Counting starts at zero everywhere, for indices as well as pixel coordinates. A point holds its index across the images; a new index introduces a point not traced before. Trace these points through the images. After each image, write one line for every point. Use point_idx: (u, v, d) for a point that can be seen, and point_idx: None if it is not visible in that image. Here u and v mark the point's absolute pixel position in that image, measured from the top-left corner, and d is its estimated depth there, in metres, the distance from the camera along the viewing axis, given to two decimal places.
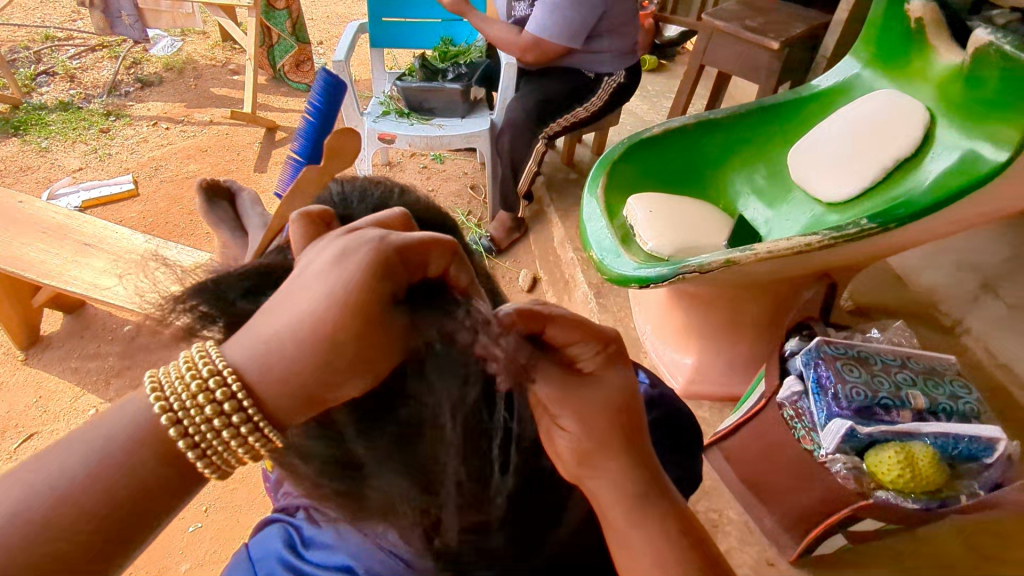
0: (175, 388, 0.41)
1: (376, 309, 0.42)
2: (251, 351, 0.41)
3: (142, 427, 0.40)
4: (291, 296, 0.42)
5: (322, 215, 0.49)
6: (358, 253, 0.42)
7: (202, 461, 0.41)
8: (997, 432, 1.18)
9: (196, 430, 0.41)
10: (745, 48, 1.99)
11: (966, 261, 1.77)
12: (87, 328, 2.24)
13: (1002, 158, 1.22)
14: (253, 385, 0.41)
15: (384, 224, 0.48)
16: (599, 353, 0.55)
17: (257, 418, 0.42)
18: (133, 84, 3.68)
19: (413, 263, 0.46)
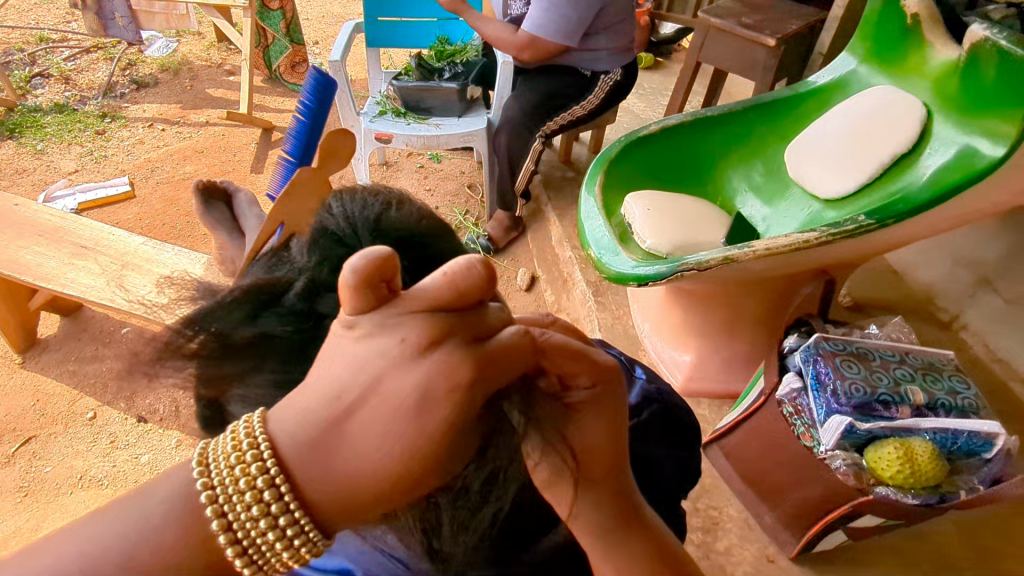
0: (222, 474, 0.38)
1: (457, 439, 0.39)
2: (310, 444, 0.37)
3: (185, 519, 0.37)
4: (358, 404, 0.37)
5: (382, 268, 0.37)
6: (443, 393, 0.37)
7: (242, 561, 0.38)
8: (996, 427, 1.17)
9: (242, 528, 0.38)
10: (740, 45, 1.99)
11: (963, 256, 1.78)
12: (84, 331, 2.24)
13: (999, 153, 1.23)
14: (306, 486, 0.38)
15: (457, 284, 0.38)
16: (590, 389, 0.49)
17: (305, 521, 0.38)
18: (128, 85, 3.67)
19: (503, 375, 0.40)
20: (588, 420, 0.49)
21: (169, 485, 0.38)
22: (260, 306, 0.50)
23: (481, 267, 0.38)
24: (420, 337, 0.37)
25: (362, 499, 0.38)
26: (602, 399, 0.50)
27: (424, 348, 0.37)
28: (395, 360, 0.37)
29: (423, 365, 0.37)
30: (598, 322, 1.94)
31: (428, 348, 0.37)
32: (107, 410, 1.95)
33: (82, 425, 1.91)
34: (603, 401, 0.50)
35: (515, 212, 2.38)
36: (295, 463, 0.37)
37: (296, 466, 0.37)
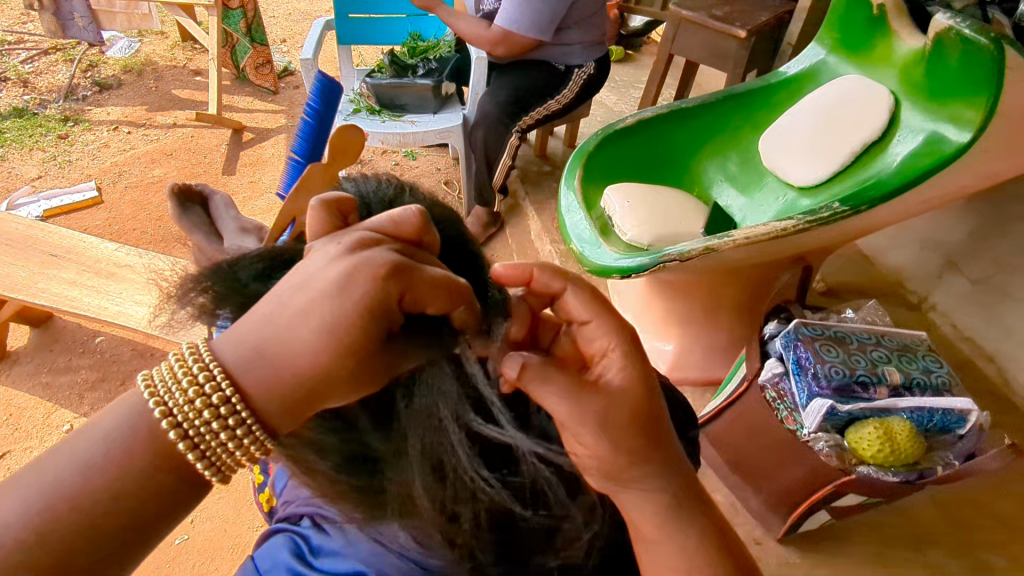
0: (171, 391, 0.44)
1: (377, 336, 0.44)
2: (244, 357, 0.44)
3: (145, 433, 0.43)
4: (286, 305, 0.43)
5: (339, 204, 0.49)
6: (362, 287, 0.42)
7: (202, 462, 0.44)
8: (969, 404, 1.22)
9: (194, 429, 0.44)
10: (712, 37, 2.01)
11: (929, 240, 1.83)
12: (56, 341, 2.17)
13: (966, 138, 1.27)
14: (248, 389, 0.44)
15: (397, 229, 0.48)
16: (616, 362, 0.58)
17: (250, 422, 0.44)
18: (91, 87, 3.57)
19: (422, 288, 0.45)
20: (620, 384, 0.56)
21: (127, 406, 0.44)
22: (276, 266, 0.52)
23: (418, 213, 0.48)
24: (351, 242, 0.45)
25: (293, 398, 0.44)
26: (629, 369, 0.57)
27: (351, 250, 0.44)
28: (326, 261, 0.44)
29: (346, 262, 0.43)
30: None
31: (354, 248, 0.44)
32: (84, 422, 1.91)
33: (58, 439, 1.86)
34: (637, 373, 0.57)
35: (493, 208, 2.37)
36: (237, 370, 0.43)
37: (237, 372, 0.44)
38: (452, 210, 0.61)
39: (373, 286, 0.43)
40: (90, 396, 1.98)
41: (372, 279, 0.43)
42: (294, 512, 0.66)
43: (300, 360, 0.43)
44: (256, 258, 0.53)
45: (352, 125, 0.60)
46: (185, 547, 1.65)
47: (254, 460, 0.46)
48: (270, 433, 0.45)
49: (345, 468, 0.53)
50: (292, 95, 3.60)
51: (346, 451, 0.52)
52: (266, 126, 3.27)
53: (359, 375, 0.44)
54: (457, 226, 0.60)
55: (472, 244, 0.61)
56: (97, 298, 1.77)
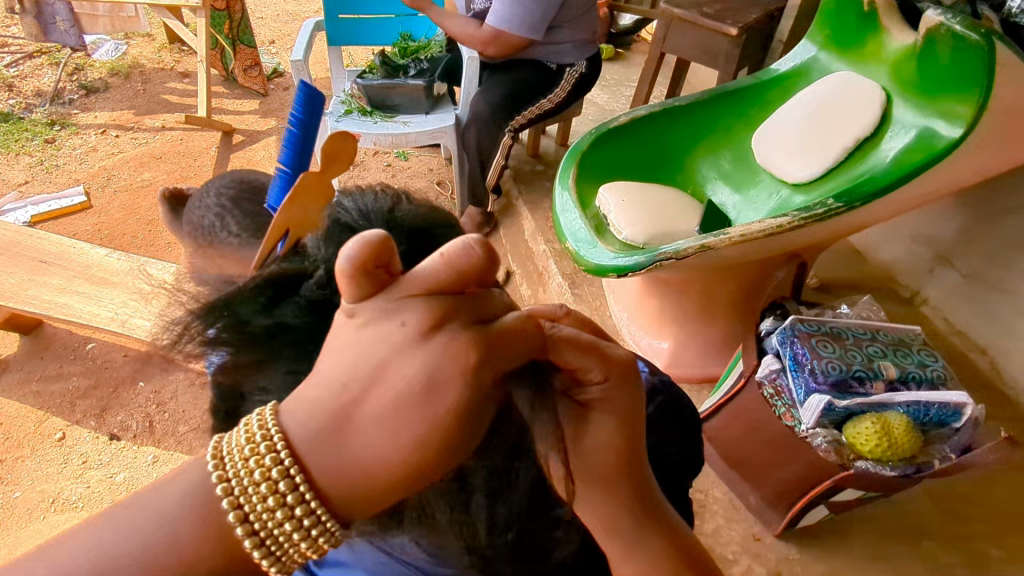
0: (237, 469, 0.36)
1: (473, 409, 0.37)
2: (320, 437, 0.36)
3: (204, 526, 0.36)
4: (365, 378, 0.36)
5: (379, 253, 0.36)
6: (456, 361, 0.36)
7: (264, 557, 0.36)
8: (964, 398, 1.22)
9: (259, 517, 0.36)
10: (703, 34, 2.01)
11: (920, 234, 1.84)
12: (46, 349, 2.14)
13: (957, 134, 1.28)
14: (328, 471, 0.36)
15: (462, 271, 0.37)
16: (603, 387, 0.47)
17: (319, 511, 0.36)
18: (77, 91, 3.53)
19: (508, 339, 0.39)
20: (600, 417, 0.47)
21: (183, 486, 0.37)
22: (276, 296, 0.51)
23: (480, 247, 0.37)
24: (407, 295, 0.37)
25: (381, 484, 0.37)
26: (616, 397, 0.48)
27: (419, 306, 0.37)
28: (408, 327, 0.36)
29: (422, 321, 0.36)
30: None
31: (418, 302, 0.37)
32: (76, 430, 1.89)
33: (50, 447, 1.84)
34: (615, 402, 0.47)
35: (487, 208, 2.36)
36: (311, 453, 0.36)
37: (307, 455, 0.36)
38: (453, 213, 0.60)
39: (464, 352, 0.36)
40: (82, 403, 1.96)
41: (459, 343, 0.36)
42: None
43: (387, 446, 0.36)
44: (256, 290, 0.51)
45: (346, 131, 0.52)
46: None
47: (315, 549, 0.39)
48: (343, 525, 0.38)
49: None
50: (282, 96, 3.58)
51: None
52: (256, 129, 3.25)
53: (458, 450, 0.38)
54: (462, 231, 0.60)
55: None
56: (89, 305, 1.75)
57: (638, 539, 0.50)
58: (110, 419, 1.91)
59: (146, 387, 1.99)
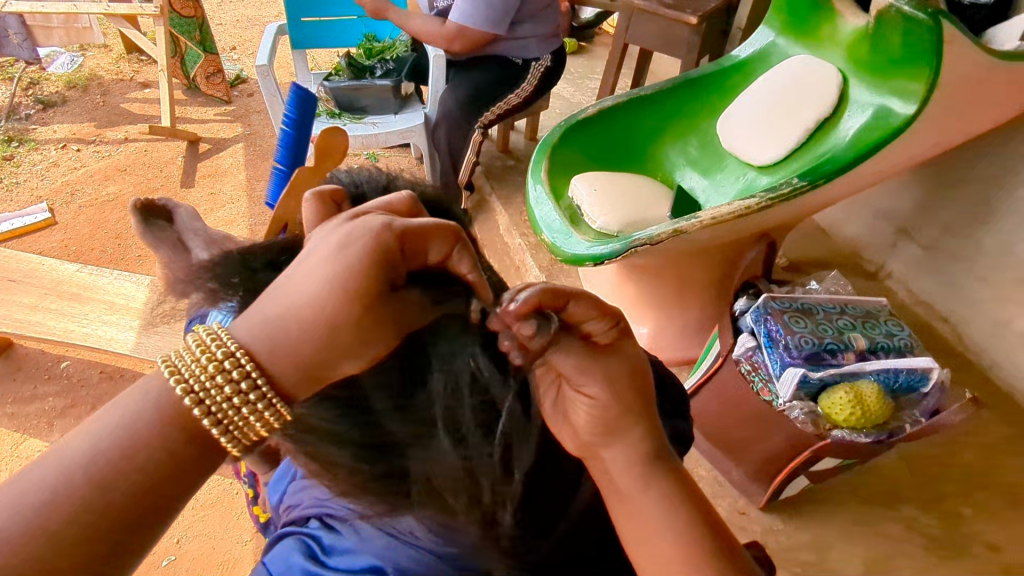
0: (192, 370, 0.47)
1: (381, 288, 0.48)
2: (258, 331, 0.47)
3: (167, 418, 0.46)
4: (296, 276, 0.47)
5: (333, 196, 0.55)
6: (361, 242, 0.48)
7: (225, 435, 0.47)
8: (929, 363, 1.28)
9: (215, 403, 0.47)
10: (664, 25, 2.05)
11: (880, 210, 1.90)
12: (18, 370, 2.09)
13: (911, 111, 1.34)
14: (265, 356, 0.47)
15: (392, 208, 0.53)
16: (611, 329, 0.60)
17: (269, 393, 0.47)
18: (33, 106, 3.44)
19: (419, 236, 0.51)
20: (619, 351, 0.61)
21: (136, 399, 0.47)
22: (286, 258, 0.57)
23: (408, 197, 0.55)
24: (349, 214, 0.51)
25: (310, 359, 0.47)
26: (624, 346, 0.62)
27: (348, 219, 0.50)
28: (326, 232, 0.49)
29: (348, 225, 0.49)
30: None
31: (355, 217, 0.50)
32: None
33: None
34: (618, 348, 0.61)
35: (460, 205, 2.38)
36: (261, 350, 0.47)
37: (259, 351, 0.47)
38: (440, 195, 0.66)
39: (373, 241, 0.48)
40: (59, 423, 1.92)
41: (374, 230, 0.48)
42: (300, 515, 0.67)
43: (310, 312, 0.46)
44: (266, 249, 0.58)
45: (338, 130, 0.72)
46: (175, 567, 1.63)
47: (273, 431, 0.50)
48: (288, 401, 0.48)
49: (364, 457, 0.54)
50: (247, 103, 3.53)
51: (365, 442, 0.54)
52: (222, 137, 3.20)
53: (377, 321, 0.48)
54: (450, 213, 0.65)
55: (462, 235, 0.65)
56: (62, 322, 1.73)
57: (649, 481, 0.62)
58: None
59: None
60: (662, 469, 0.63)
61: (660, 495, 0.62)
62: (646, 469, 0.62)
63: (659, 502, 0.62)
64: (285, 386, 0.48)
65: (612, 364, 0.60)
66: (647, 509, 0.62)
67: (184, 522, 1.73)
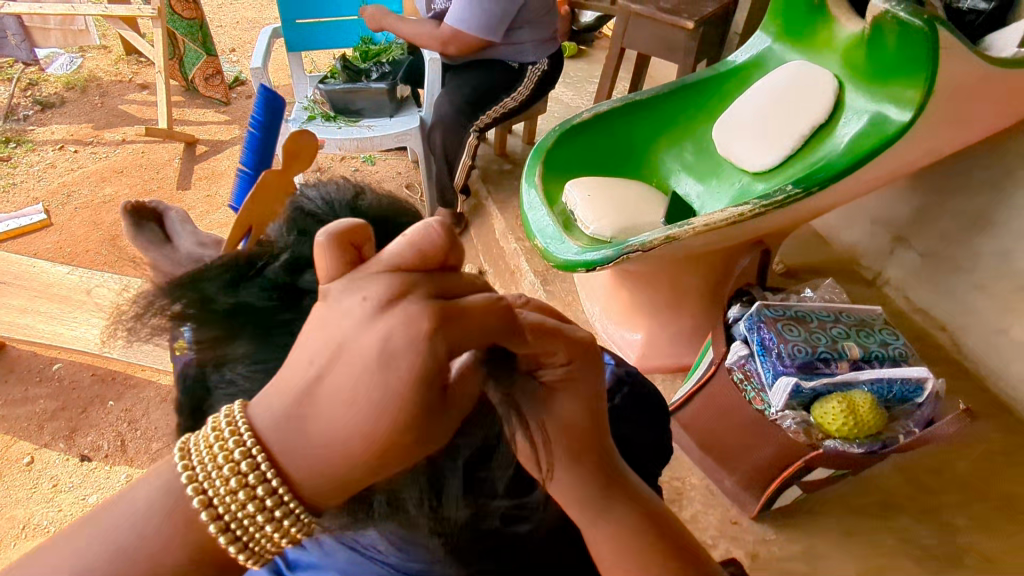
0: (207, 469, 0.39)
1: (431, 400, 0.38)
2: (280, 436, 0.39)
3: (174, 525, 0.39)
4: (328, 372, 0.37)
5: (354, 233, 0.40)
6: (408, 358, 0.36)
7: (241, 549, 0.40)
8: (924, 372, 1.27)
9: (231, 514, 0.39)
10: (660, 29, 2.04)
11: (879, 217, 1.89)
12: (10, 371, 2.09)
13: (907, 118, 1.32)
14: (287, 465, 0.39)
15: (422, 253, 0.39)
16: (565, 367, 0.49)
17: (291, 503, 0.40)
18: (32, 107, 3.45)
19: (477, 335, 0.39)
20: (569, 392, 0.50)
21: (139, 499, 0.40)
22: (241, 277, 0.52)
23: (443, 231, 0.40)
24: (380, 295, 0.37)
25: (345, 477, 0.39)
26: (578, 379, 0.51)
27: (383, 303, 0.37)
28: (355, 319, 0.37)
29: (385, 324, 0.37)
30: None
31: (391, 304, 0.37)
32: (46, 453, 1.85)
33: (19, 472, 1.80)
34: (577, 382, 0.50)
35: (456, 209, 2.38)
36: (283, 458, 0.39)
37: (283, 461, 0.39)
38: (407, 202, 0.59)
39: (424, 346, 0.37)
40: (50, 425, 1.92)
41: (419, 339, 0.37)
42: None
43: (339, 428, 0.37)
44: (223, 268, 0.52)
45: (307, 131, 0.56)
46: None
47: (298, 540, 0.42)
48: (315, 514, 0.41)
49: None
50: (245, 105, 3.53)
51: None
52: (219, 139, 3.21)
53: (422, 443, 0.39)
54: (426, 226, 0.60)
55: None
56: (53, 325, 1.73)
57: (607, 507, 0.54)
58: (80, 440, 1.87)
59: (116, 407, 1.96)
60: (625, 510, 0.54)
61: (615, 528, 0.54)
62: (595, 505, 0.54)
63: (609, 541, 0.54)
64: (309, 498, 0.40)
65: (549, 408, 0.50)
66: (597, 545, 0.55)
67: None
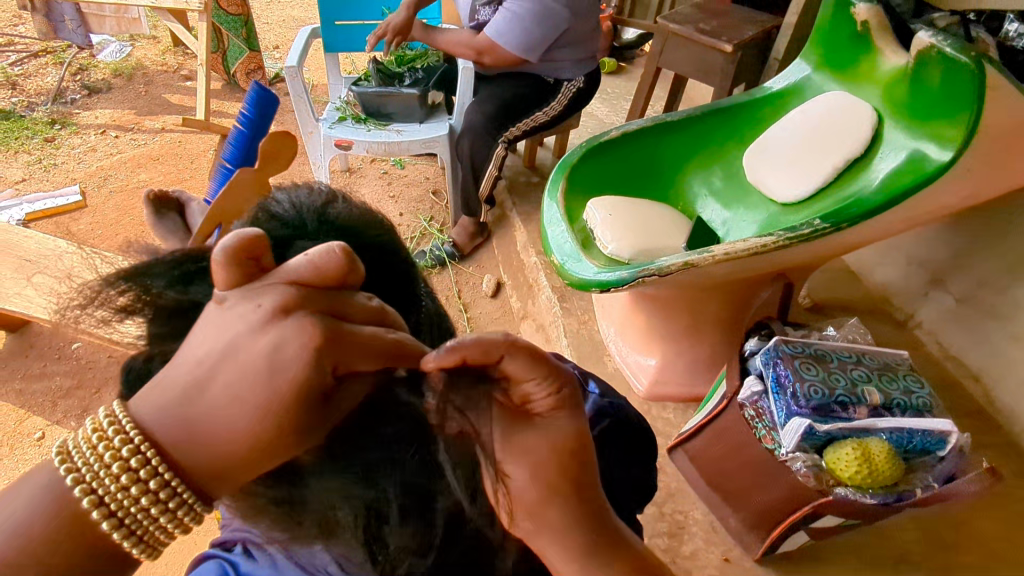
0: (88, 461, 0.43)
1: (311, 406, 0.44)
2: (172, 431, 0.42)
3: (52, 513, 0.42)
4: (213, 378, 0.42)
5: (252, 245, 0.45)
6: (293, 368, 0.42)
7: (125, 536, 0.43)
8: (948, 425, 1.21)
9: (115, 499, 0.42)
10: (699, 51, 2.01)
11: (915, 257, 1.81)
12: (32, 347, 2.14)
13: (947, 157, 1.26)
14: (177, 454, 0.43)
15: (321, 273, 0.46)
16: (552, 396, 0.51)
17: (180, 488, 0.43)
18: (80, 91, 3.56)
19: (354, 355, 0.45)
20: (556, 421, 0.52)
21: (27, 489, 0.42)
22: (192, 273, 0.52)
23: (341, 254, 0.46)
24: (275, 304, 0.44)
25: (227, 463, 0.44)
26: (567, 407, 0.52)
27: (276, 314, 0.43)
28: (249, 327, 0.43)
29: (275, 332, 0.43)
30: (563, 328, 1.95)
31: (279, 316, 0.43)
32: (57, 430, 1.88)
33: (29, 447, 1.83)
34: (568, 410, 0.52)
35: (479, 218, 2.38)
36: (172, 450, 0.43)
37: (170, 452, 0.43)
38: (380, 213, 0.61)
39: (308, 360, 0.43)
40: (63, 403, 1.96)
41: (306, 353, 0.43)
42: (227, 538, 0.65)
43: (229, 426, 0.42)
44: (174, 263, 0.52)
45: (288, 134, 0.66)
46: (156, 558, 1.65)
47: (187, 529, 0.46)
48: (206, 504, 0.45)
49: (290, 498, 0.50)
50: (282, 101, 3.60)
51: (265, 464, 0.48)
52: None
53: (300, 441, 0.45)
54: (401, 241, 0.62)
55: (406, 258, 0.61)
56: None
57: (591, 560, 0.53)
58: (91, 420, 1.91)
59: None
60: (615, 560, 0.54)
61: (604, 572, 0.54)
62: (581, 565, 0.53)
63: None
64: (202, 484, 0.44)
65: (535, 443, 0.51)
66: None
67: None
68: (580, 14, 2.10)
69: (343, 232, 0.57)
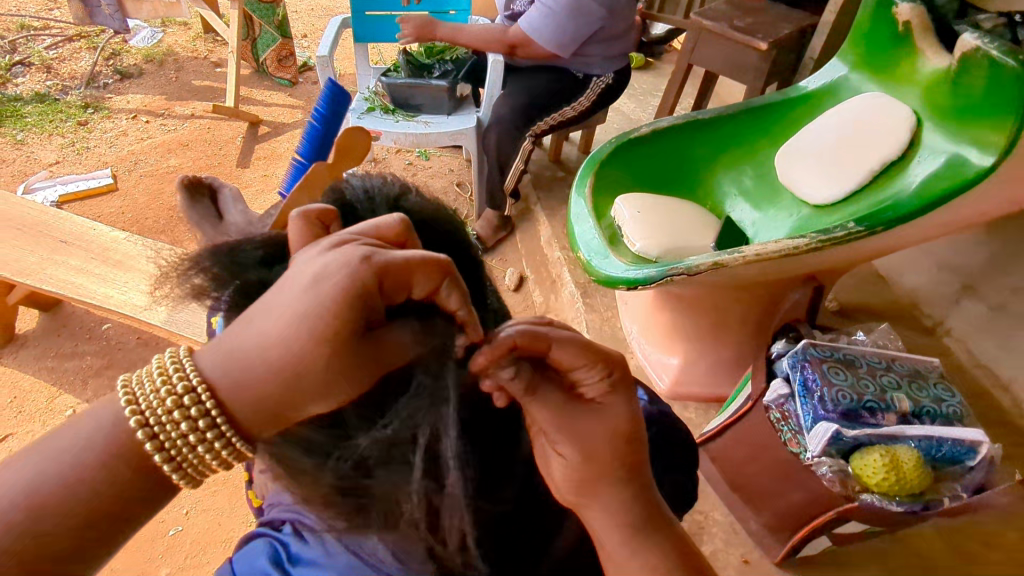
0: (149, 403, 0.46)
1: (354, 327, 0.46)
2: (223, 367, 0.46)
3: (113, 449, 0.45)
4: (269, 308, 0.45)
5: (322, 216, 0.51)
6: (336, 278, 0.45)
7: (175, 471, 0.46)
8: (980, 436, 1.19)
9: (165, 434, 0.45)
10: (733, 48, 1.98)
11: (948, 262, 1.78)
12: (63, 327, 2.19)
13: (988, 162, 1.23)
14: (224, 390, 0.46)
15: (379, 232, 0.50)
16: None
17: (225, 428, 0.46)
18: (112, 76, 3.60)
19: (396, 278, 0.47)
20: None
21: (91, 425, 0.45)
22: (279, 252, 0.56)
23: (399, 220, 0.51)
24: (331, 241, 0.48)
25: (268, 390, 0.45)
26: None
27: (331, 246, 0.47)
28: (307, 259, 0.47)
29: (329, 256, 0.46)
30: (586, 324, 1.95)
31: (335, 245, 0.47)
32: None
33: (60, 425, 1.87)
34: None
35: (503, 212, 2.38)
36: (221, 385, 0.46)
37: (221, 388, 0.46)
38: (452, 209, 0.63)
39: (351, 271, 0.45)
40: (93, 382, 1.99)
41: (351, 265, 0.45)
42: (276, 517, 0.66)
43: (273, 342, 0.44)
44: (261, 244, 0.57)
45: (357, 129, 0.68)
46: (181, 537, 1.68)
47: (230, 465, 0.49)
48: (249, 442, 0.48)
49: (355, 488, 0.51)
50: (310, 89, 3.62)
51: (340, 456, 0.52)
52: (283, 121, 3.29)
53: (342, 366, 0.46)
54: (467, 234, 0.64)
55: (471, 246, 0.63)
56: (103, 287, 1.80)
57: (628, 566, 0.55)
58: None
59: None
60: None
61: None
62: None
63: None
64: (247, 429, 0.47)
65: None
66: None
67: (196, 495, 1.80)
68: (616, 12, 2.08)
69: (419, 224, 0.58)
